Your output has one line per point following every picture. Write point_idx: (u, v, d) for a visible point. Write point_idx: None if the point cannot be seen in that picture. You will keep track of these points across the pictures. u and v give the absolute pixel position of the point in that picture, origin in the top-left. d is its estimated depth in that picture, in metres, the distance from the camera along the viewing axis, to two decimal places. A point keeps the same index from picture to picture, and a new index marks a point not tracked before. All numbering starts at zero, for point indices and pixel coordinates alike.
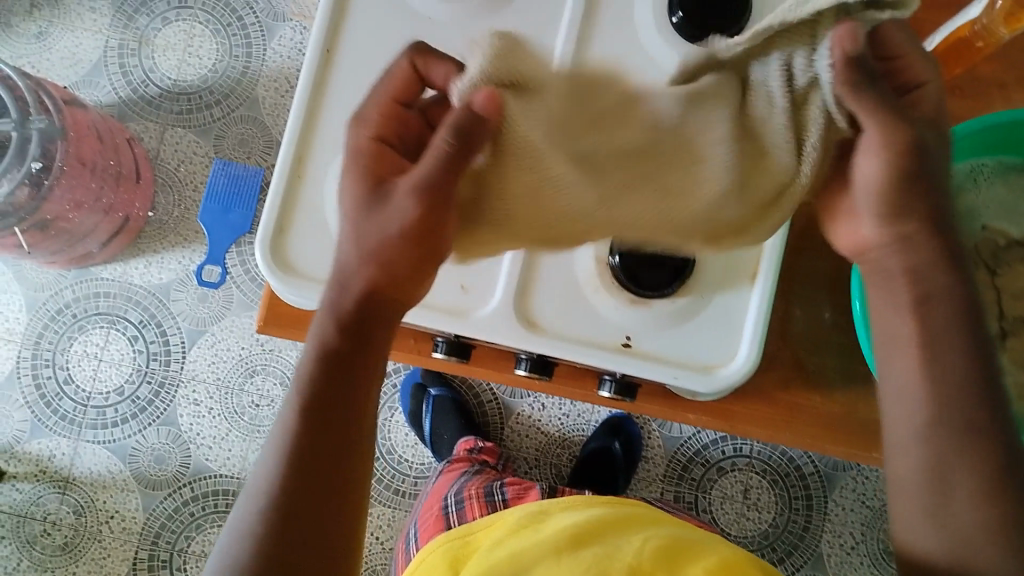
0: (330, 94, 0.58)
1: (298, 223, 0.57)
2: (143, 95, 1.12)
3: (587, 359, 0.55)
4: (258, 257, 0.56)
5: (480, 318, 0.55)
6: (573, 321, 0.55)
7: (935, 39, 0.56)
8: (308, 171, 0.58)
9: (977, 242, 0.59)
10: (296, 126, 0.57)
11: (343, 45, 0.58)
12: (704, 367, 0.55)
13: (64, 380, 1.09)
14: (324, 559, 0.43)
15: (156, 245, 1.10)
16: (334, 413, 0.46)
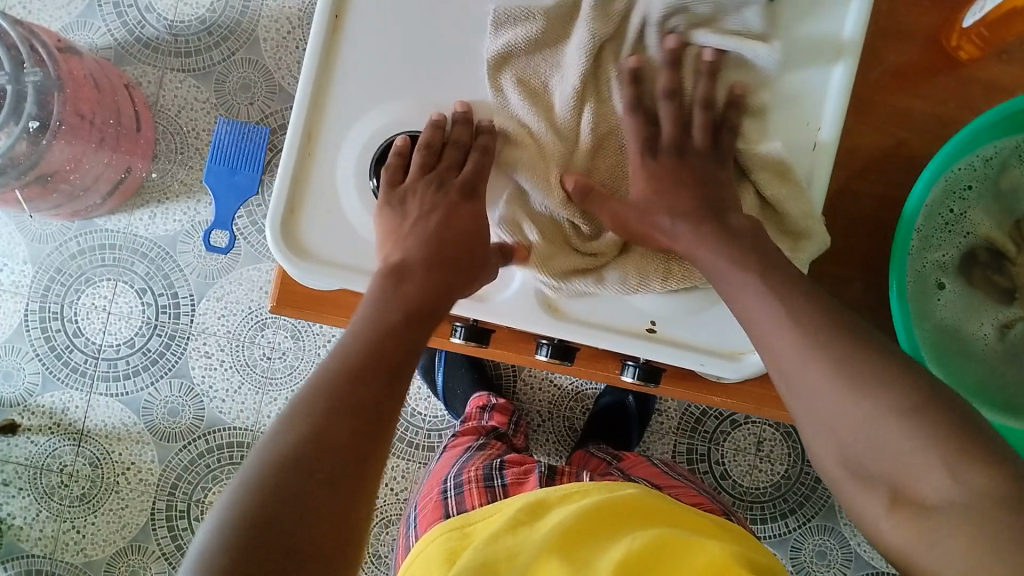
0: (339, 62, 0.55)
1: (309, 203, 0.55)
2: (139, 36, 1.07)
3: (612, 345, 0.55)
4: (270, 240, 0.55)
5: (501, 305, 0.55)
6: (597, 308, 0.55)
7: (981, 11, 0.52)
8: (317, 148, 0.55)
9: (1018, 222, 0.57)
10: (303, 100, 0.54)
11: (351, 11, 0.55)
12: (729, 354, 0.55)
13: (73, 334, 1.08)
14: (339, 510, 0.40)
15: (160, 195, 1.07)
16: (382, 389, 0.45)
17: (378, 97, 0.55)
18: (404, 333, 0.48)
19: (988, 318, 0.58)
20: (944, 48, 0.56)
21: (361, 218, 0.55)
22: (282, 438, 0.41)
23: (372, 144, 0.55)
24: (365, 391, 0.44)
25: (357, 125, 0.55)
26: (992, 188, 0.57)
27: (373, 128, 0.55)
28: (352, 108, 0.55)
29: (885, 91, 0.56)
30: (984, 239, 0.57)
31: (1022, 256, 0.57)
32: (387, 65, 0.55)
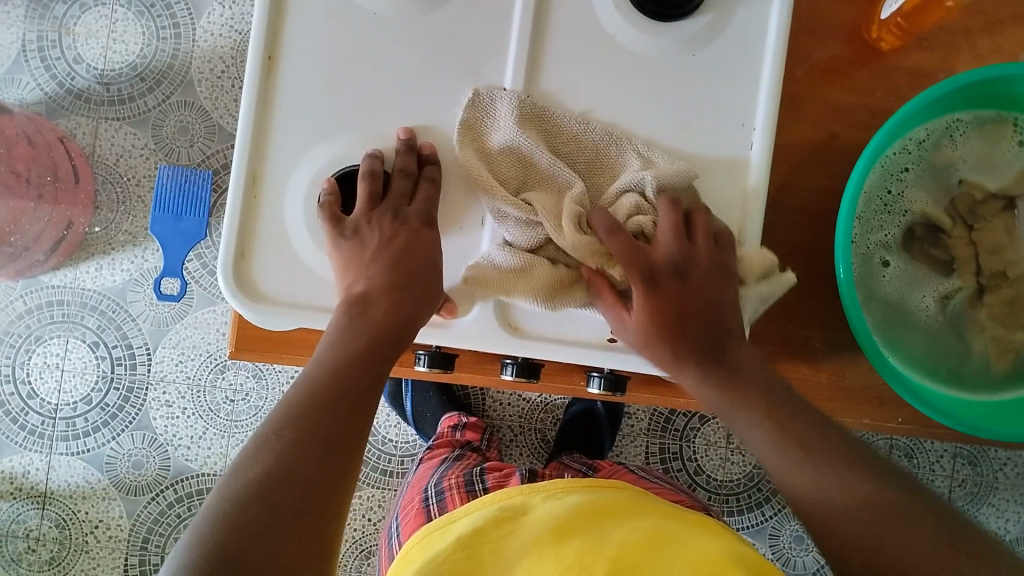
0: (277, 103, 0.55)
1: (259, 246, 0.55)
2: (70, 88, 1.05)
3: (576, 357, 0.56)
4: (223, 287, 0.54)
5: (463, 330, 0.55)
6: (558, 321, 0.56)
7: (896, 4, 0.54)
8: (264, 190, 0.55)
9: (954, 199, 0.59)
10: (245, 144, 0.54)
11: (285, 50, 0.55)
12: None
13: (28, 395, 1.05)
14: (307, 535, 0.40)
15: (104, 246, 1.05)
16: (348, 415, 0.46)
17: (321, 134, 0.55)
18: (365, 359, 0.49)
19: (930, 289, 0.58)
20: (866, 39, 0.58)
21: (312, 254, 0.55)
22: (246, 474, 0.41)
23: (319, 180, 0.55)
24: (331, 423, 0.45)
25: (304, 163, 0.55)
26: (927, 166, 0.58)
27: (319, 164, 0.55)
28: (295, 148, 0.55)
29: (815, 87, 0.58)
30: (921, 214, 0.58)
31: (959, 230, 0.59)
32: (326, 101, 0.55)
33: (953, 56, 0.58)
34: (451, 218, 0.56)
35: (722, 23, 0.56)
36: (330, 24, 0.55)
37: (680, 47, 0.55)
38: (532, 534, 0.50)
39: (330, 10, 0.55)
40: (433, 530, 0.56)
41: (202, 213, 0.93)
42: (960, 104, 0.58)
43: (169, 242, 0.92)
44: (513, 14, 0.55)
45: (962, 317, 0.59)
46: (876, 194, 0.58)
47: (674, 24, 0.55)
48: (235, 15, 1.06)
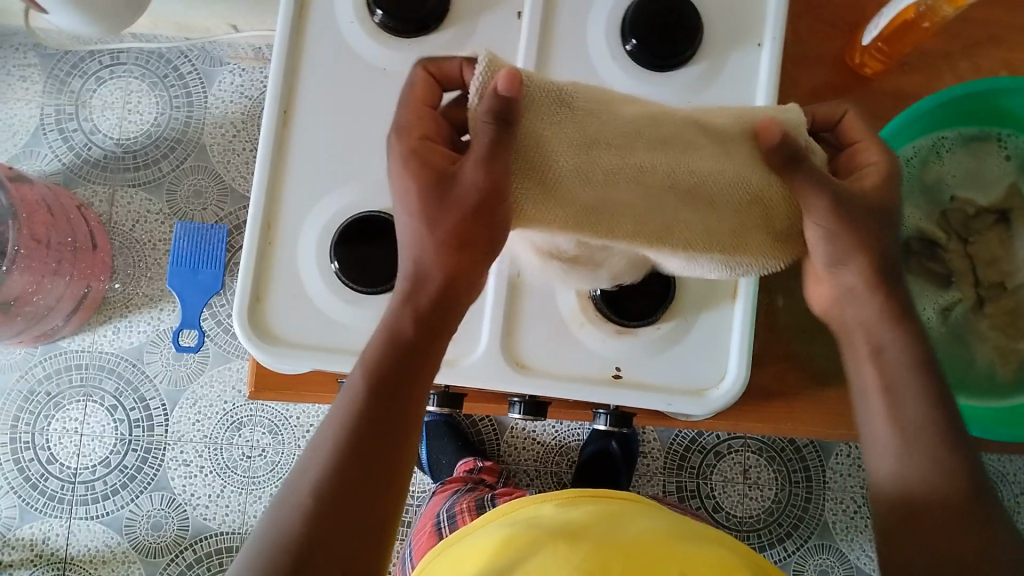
0: (291, 154, 0.56)
1: (274, 290, 0.55)
2: (87, 158, 1.09)
3: (581, 395, 0.56)
4: (238, 330, 0.54)
5: (470, 367, 0.56)
6: (563, 359, 0.57)
7: (876, 29, 0.56)
8: (278, 236, 0.56)
9: (946, 213, 0.60)
10: (260, 193, 0.55)
11: (299, 103, 0.56)
12: (696, 391, 0.57)
13: (47, 461, 1.06)
14: None
15: (122, 309, 1.07)
16: (372, 463, 0.45)
17: (335, 182, 0.56)
18: (411, 365, 0.47)
19: (931, 302, 0.59)
20: (850, 66, 0.60)
21: (326, 299, 0.55)
22: (300, 512, 0.44)
23: (332, 228, 0.56)
24: (355, 479, 0.45)
25: (318, 210, 0.56)
26: (918, 183, 0.60)
27: (333, 210, 0.56)
28: (309, 195, 0.56)
29: None
30: (917, 231, 0.59)
31: (953, 243, 0.60)
32: (337, 152, 0.56)
33: (935, 78, 0.60)
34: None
35: (716, 70, 0.57)
36: (342, 79, 0.57)
37: (676, 93, 0.57)
38: (547, 534, 0.52)
39: (340, 65, 0.57)
40: (448, 545, 0.58)
41: (218, 266, 0.99)
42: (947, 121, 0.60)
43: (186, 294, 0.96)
44: (520, 53, 0.57)
45: (963, 325, 0.60)
46: None
47: (669, 74, 0.57)
48: (245, 82, 1.10)
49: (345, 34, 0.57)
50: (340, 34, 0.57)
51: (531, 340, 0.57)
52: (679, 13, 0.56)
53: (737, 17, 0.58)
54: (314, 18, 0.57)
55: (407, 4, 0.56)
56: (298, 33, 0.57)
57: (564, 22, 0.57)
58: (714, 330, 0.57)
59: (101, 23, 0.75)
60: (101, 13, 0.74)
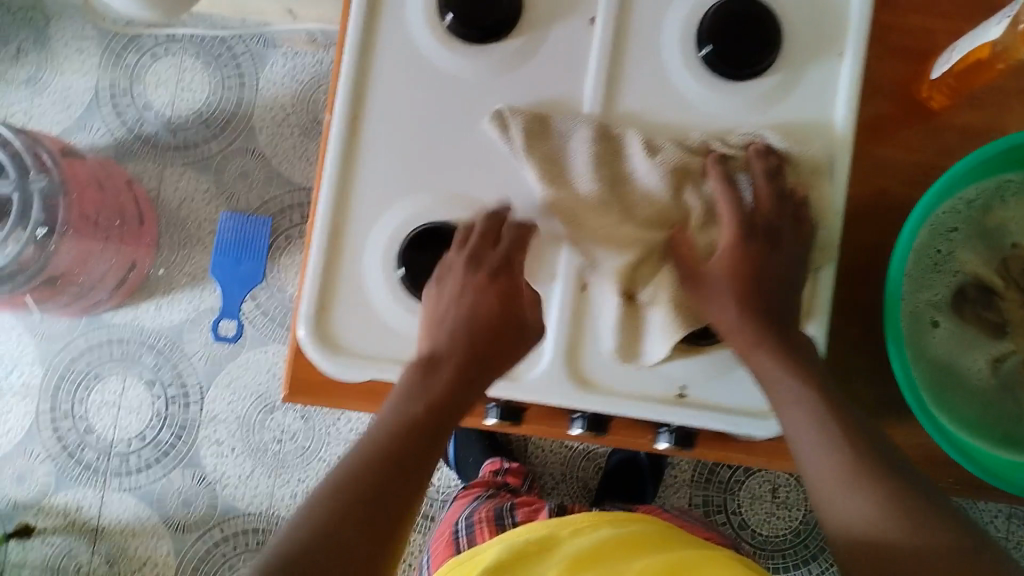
0: (361, 160, 0.55)
1: (339, 299, 0.55)
2: (138, 134, 1.10)
3: (643, 412, 0.54)
4: (306, 345, 0.54)
5: (532, 381, 0.54)
6: (626, 377, 0.54)
7: (948, 62, 0.54)
8: (345, 244, 0.55)
9: (1005, 259, 0.58)
10: (327, 200, 0.54)
11: (371, 107, 0.55)
12: (759, 413, 0.54)
13: (85, 431, 1.08)
14: None
15: (165, 286, 1.08)
16: (393, 488, 0.44)
17: (405, 190, 0.55)
18: (429, 441, 0.46)
19: (982, 352, 0.57)
20: (915, 97, 0.58)
21: (394, 305, 0.55)
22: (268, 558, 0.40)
23: (400, 236, 0.54)
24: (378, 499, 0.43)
25: (386, 218, 0.55)
26: (978, 227, 0.57)
27: (402, 219, 0.55)
28: (377, 203, 0.55)
29: (865, 143, 0.58)
30: (972, 276, 0.57)
31: (1009, 291, 0.58)
32: (405, 159, 0.55)
33: (1009, 115, 0.57)
34: (517, 274, 0.54)
35: (779, 91, 0.55)
36: (410, 85, 0.55)
37: (733, 117, 0.55)
38: (559, 563, 0.51)
39: (409, 70, 0.55)
40: (464, 559, 0.57)
41: (259, 258, 1.03)
42: (1014, 164, 0.56)
43: (224, 286, 1.00)
44: (588, 66, 0.55)
45: (1012, 378, 0.58)
46: (925, 256, 0.57)
47: (743, 83, 0.55)
48: (297, 66, 1.10)
49: (416, 38, 0.55)
50: (410, 38, 0.55)
51: (595, 348, 0.54)
52: (759, 21, 0.54)
53: (809, 40, 0.55)
54: (385, 22, 0.55)
55: (474, 6, 0.53)
56: (369, 36, 0.55)
57: (630, 35, 0.56)
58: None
59: (156, 7, 0.75)
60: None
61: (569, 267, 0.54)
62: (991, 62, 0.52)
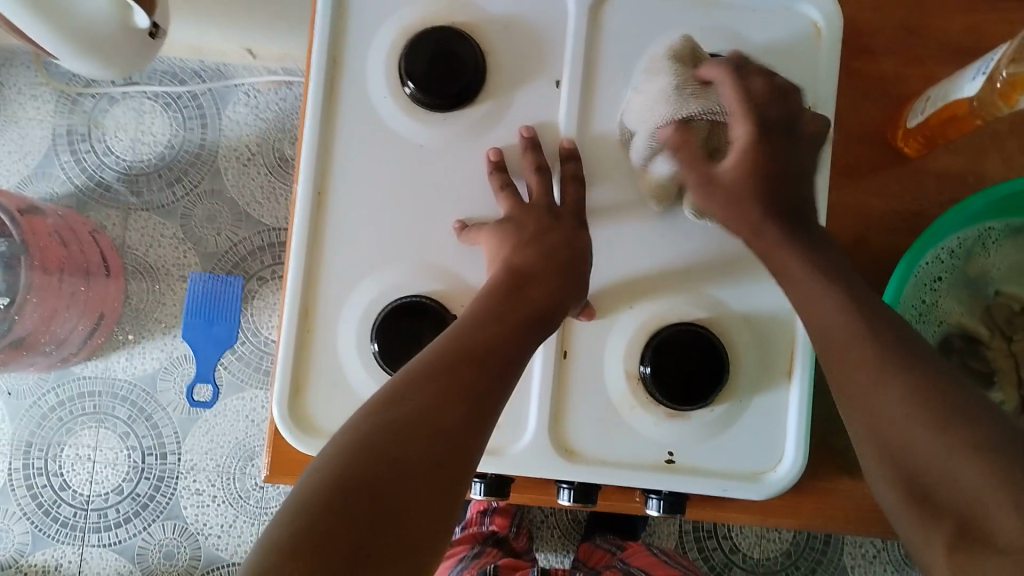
0: (327, 237, 0.54)
1: (312, 382, 0.53)
2: (100, 181, 1.07)
3: (632, 482, 0.52)
4: (279, 427, 0.53)
5: (518, 455, 0.53)
6: (613, 444, 0.53)
7: (923, 114, 0.53)
8: (315, 324, 0.53)
9: (989, 307, 0.55)
10: (294, 282, 0.53)
11: (333, 183, 0.54)
12: (751, 475, 0.53)
13: (60, 487, 1.05)
14: (416, 493, 0.38)
15: (135, 335, 1.06)
16: (486, 375, 0.44)
17: (373, 265, 0.54)
18: (520, 334, 0.46)
19: None
20: (888, 142, 0.57)
21: (368, 383, 0.53)
22: (347, 437, 0.39)
23: (371, 313, 0.53)
24: (474, 383, 0.43)
25: (356, 295, 0.53)
26: (961, 277, 0.55)
27: (372, 296, 0.53)
28: (346, 281, 0.54)
29: (841, 190, 0.57)
30: (957, 326, 0.55)
31: (997, 340, 0.55)
32: (375, 232, 0.54)
33: (985, 157, 0.56)
34: None
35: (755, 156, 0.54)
36: (376, 158, 0.54)
37: None
38: None
39: (370, 140, 0.54)
40: None
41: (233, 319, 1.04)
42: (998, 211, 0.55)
43: (200, 349, 1.01)
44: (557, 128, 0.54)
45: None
46: (912, 304, 0.54)
47: None
48: (260, 105, 1.08)
49: (379, 109, 0.54)
50: (372, 106, 0.54)
51: (580, 413, 0.53)
52: None
53: None
54: (344, 92, 0.54)
55: (441, 74, 0.52)
56: (329, 112, 0.54)
57: (596, 97, 0.54)
58: (769, 411, 0.53)
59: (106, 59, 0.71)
60: (107, 56, 0.71)
61: (550, 337, 0.53)
62: (967, 119, 0.51)
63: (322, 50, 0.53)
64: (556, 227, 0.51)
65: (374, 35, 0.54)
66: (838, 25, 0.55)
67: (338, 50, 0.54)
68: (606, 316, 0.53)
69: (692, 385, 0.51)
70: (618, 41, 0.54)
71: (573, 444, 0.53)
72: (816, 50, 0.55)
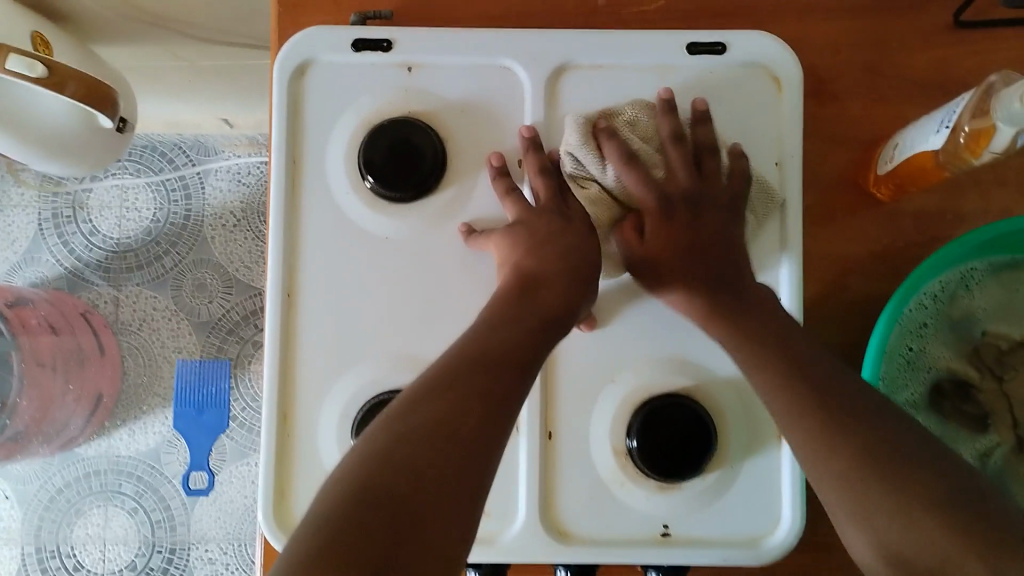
0: (300, 337, 0.54)
1: (298, 485, 0.53)
2: (88, 261, 1.07)
3: (627, 558, 0.52)
4: (267, 534, 0.53)
5: (512, 538, 0.52)
6: (605, 521, 0.52)
7: (892, 163, 0.53)
8: (297, 424, 0.53)
9: (977, 350, 0.54)
10: (271, 386, 0.53)
11: (303, 284, 0.54)
12: (748, 541, 0.53)
13: (74, 568, 1.05)
14: (440, 497, 0.39)
15: (135, 410, 1.06)
16: (501, 373, 0.45)
17: (349, 361, 0.54)
18: (536, 333, 0.47)
19: (966, 448, 0.54)
20: (860, 187, 0.56)
21: None
22: (372, 444, 0.41)
23: (351, 411, 0.53)
24: (491, 386, 0.44)
25: (334, 393, 0.53)
26: (945, 320, 0.55)
27: (352, 393, 0.53)
28: (324, 379, 0.54)
29: (816, 239, 0.56)
30: (946, 371, 0.55)
31: (988, 381, 0.54)
32: (348, 328, 0.54)
33: (958, 195, 0.55)
34: None
35: None
36: (343, 253, 0.54)
37: None
38: None
39: (338, 236, 0.54)
40: None
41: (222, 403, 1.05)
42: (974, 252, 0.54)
43: (193, 436, 1.05)
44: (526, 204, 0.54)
45: (1005, 475, 0.54)
46: (898, 353, 0.54)
47: None
48: (240, 170, 1.08)
49: (343, 206, 0.54)
50: (334, 200, 0.54)
51: (571, 489, 0.53)
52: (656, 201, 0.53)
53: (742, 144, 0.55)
54: (308, 190, 0.54)
55: (396, 165, 0.52)
56: (293, 212, 0.54)
57: None
58: (761, 475, 0.53)
59: (67, 150, 0.72)
60: (64, 150, 0.72)
61: (532, 419, 0.53)
62: (935, 170, 0.51)
63: (280, 148, 0.53)
64: (568, 228, 0.51)
65: (333, 131, 0.54)
66: (796, 77, 0.54)
67: (298, 148, 0.54)
68: (589, 392, 0.53)
69: (681, 466, 0.50)
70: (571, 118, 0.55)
71: (565, 523, 0.53)
72: (776, 104, 0.55)
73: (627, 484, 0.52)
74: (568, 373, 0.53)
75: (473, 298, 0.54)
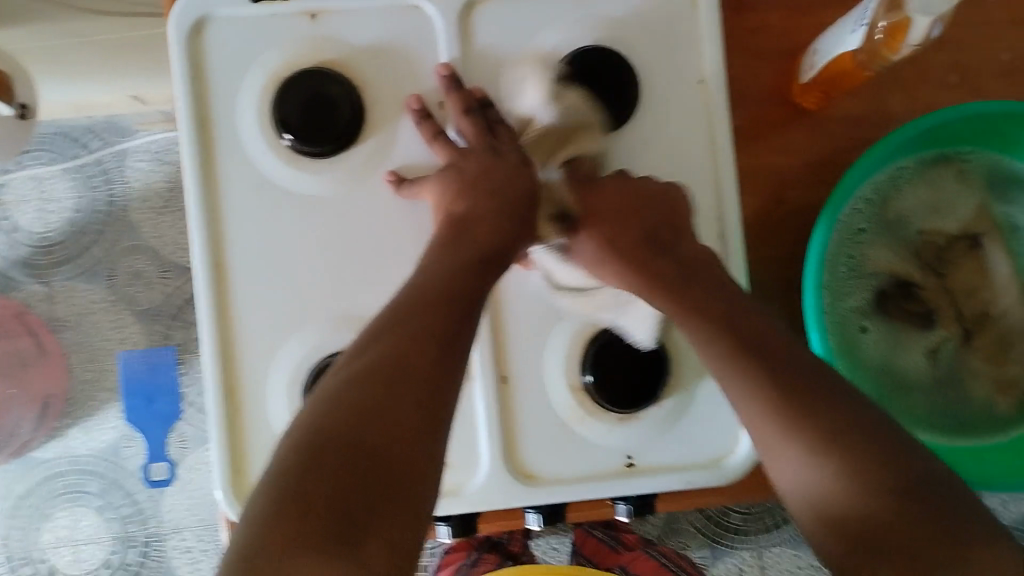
0: (236, 308, 0.52)
1: (252, 458, 0.52)
2: (16, 260, 1.04)
3: (593, 492, 0.52)
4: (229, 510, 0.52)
5: (475, 486, 0.52)
6: (568, 459, 0.52)
7: (815, 69, 0.51)
8: (244, 398, 0.52)
9: (917, 249, 0.55)
10: (211, 361, 0.51)
11: (230, 252, 0.52)
12: (711, 460, 0.53)
13: (49, 572, 1.04)
14: (399, 441, 0.38)
15: (86, 408, 1.03)
16: (449, 312, 0.44)
17: (290, 328, 0.52)
18: (477, 271, 0.47)
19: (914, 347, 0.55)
20: (786, 95, 0.55)
21: None
22: (324, 394, 0.39)
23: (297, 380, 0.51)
24: (440, 325, 0.43)
25: (278, 361, 0.52)
26: (882, 223, 0.55)
27: (296, 359, 0.52)
28: (265, 349, 0.52)
29: (749, 153, 0.55)
30: (888, 274, 0.55)
31: (928, 278, 0.55)
32: (284, 295, 0.52)
33: (882, 93, 0.55)
34: None
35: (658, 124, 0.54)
36: (266, 216, 0.52)
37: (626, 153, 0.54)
38: None
39: (259, 200, 0.52)
40: None
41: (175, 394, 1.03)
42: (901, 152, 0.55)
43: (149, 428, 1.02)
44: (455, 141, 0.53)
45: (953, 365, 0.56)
46: (839, 262, 0.54)
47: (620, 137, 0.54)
48: (161, 149, 1.04)
49: (261, 167, 0.52)
50: (251, 162, 0.52)
51: (531, 429, 0.52)
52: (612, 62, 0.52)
53: (663, 63, 0.53)
54: (221, 155, 0.52)
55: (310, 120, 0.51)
56: (209, 179, 0.52)
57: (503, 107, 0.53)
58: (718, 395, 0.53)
59: None
60: None
61: (483, 365, 0.52)
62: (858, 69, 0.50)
63: (187, 114, 0.51)
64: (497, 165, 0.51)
65: (239, 90, 0.52)
66: None
67: (205, 110, 0.52)
68: (539, 332, 0.52)
69: (637, 389, 0.50)
70: (487, 51, 0.53)
71: (528, 464, 0.52)
72: (693, 14, 0.53)
73: (585, 417, 0.52)
74: (515, 315, 0.52)
75: (408, 249, 0.52)
